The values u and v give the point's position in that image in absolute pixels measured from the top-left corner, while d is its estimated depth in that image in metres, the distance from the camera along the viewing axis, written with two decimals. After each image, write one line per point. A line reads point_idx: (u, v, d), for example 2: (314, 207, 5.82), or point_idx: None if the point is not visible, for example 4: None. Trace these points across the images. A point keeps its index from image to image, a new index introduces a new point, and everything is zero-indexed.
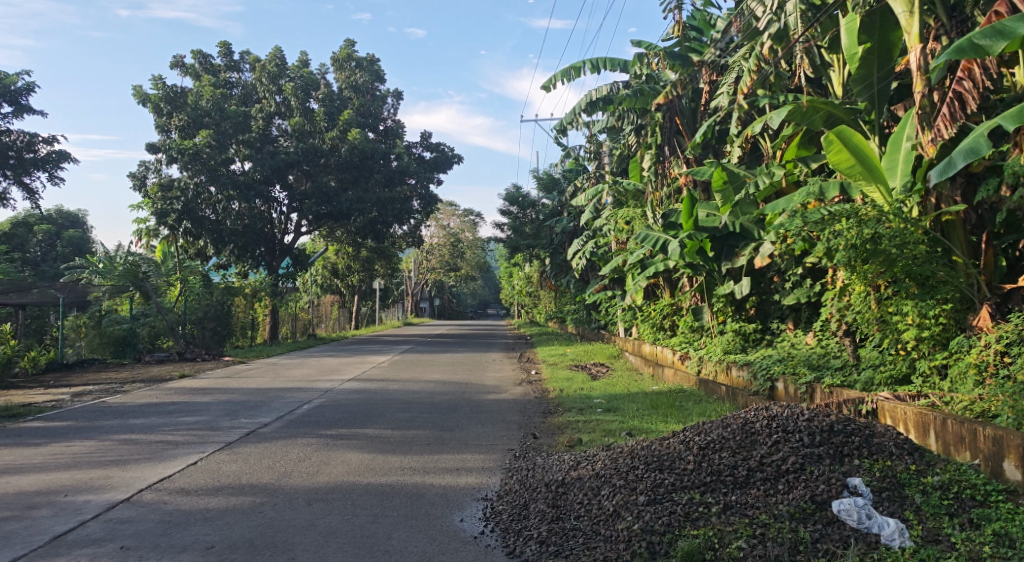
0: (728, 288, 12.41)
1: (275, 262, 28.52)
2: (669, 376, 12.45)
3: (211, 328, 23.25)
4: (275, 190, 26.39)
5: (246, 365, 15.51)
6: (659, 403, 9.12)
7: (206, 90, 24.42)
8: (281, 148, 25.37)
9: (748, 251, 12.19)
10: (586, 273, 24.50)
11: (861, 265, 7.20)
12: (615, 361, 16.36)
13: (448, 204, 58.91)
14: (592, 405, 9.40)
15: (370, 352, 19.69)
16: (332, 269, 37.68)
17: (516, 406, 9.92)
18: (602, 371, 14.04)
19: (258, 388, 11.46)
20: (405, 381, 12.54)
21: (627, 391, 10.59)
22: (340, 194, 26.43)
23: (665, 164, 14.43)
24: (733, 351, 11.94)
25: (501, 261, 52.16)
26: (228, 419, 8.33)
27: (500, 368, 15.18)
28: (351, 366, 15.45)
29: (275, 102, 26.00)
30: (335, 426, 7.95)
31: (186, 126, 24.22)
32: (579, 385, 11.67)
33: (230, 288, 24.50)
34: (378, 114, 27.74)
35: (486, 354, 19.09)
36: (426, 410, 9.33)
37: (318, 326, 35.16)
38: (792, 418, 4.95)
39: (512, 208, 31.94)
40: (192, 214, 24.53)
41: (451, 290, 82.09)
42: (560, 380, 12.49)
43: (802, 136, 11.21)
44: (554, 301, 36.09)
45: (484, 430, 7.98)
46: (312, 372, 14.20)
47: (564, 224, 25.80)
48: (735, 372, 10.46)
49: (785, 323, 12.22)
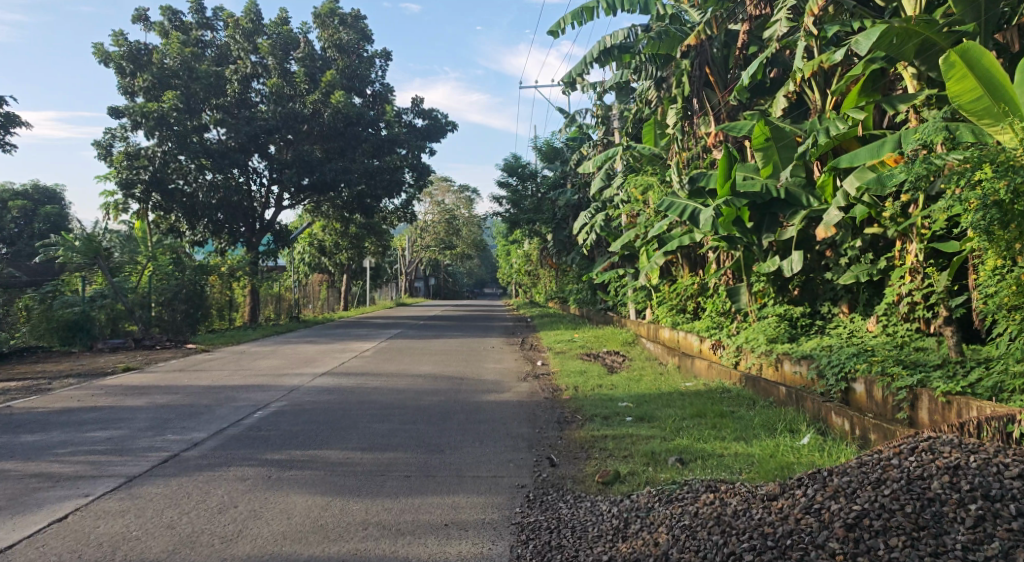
0: (771, 265, 10.47)
1: (256, 239, 26.49)
2: (702, 369, 10.49)
3: (181, 310, 21.33)
4: (254, 159, 24.33)
5: (209, 354, 13.55)
6: (707, 410, 7.22)
7: (173, 48, 22.28)
8: (259, 114, 23.31)
9: (796, 220, 10.27)
10: (593, 250, 22.56)
11: (999, 233, 5.27)
12: (629, 348, 14.45)
13: (443, 179, 56.89)
14: (620, 410, 7.51)
15: (356, 338, 17.75)
16: (319, 246, 35.66)
17: (523, 410, 8.00)
18: (619, 362, 12.15)
19: (210, 386, 9.47)
20: (390, 376, 10.57)
21: (658, 391, 8.66)
22: (324, 163, 24.37)
23: (693, 121, 12.55)
24: (779, 341, 10.01)
25: (498, 238, 50.22)
26: (146, 436, 6.33)
27: (501, 357, 13.25)
28: (330, 355, 13.50)
29: (251, 64, 23.87)
30: (286, 447, 5.99)
31: (151, 88, 22.04)
32: (598, 381, 9.80)
33: (204, 267, 22.56)
34: (366, 77, 25.54)
35: (483, 340, 17.13)
36: (409, 419, 7.37)
37: (304, 307, 33.19)
38: (988, 476, 3.42)
39: (510, 179, 29.92)
40: (161, 186, 22.64)
41: (446, 268, 80.23)
42: (572, 374, 10.58)
43: (866, 80, 9.45)
44: (555, 280, 34.15)
45: (484, 451, 6.04)
46: (282, 363, 12.24)
47: (568, 196, 23.82)
48: (790, 368, 8.56)
49: (839, 306, 10.26)
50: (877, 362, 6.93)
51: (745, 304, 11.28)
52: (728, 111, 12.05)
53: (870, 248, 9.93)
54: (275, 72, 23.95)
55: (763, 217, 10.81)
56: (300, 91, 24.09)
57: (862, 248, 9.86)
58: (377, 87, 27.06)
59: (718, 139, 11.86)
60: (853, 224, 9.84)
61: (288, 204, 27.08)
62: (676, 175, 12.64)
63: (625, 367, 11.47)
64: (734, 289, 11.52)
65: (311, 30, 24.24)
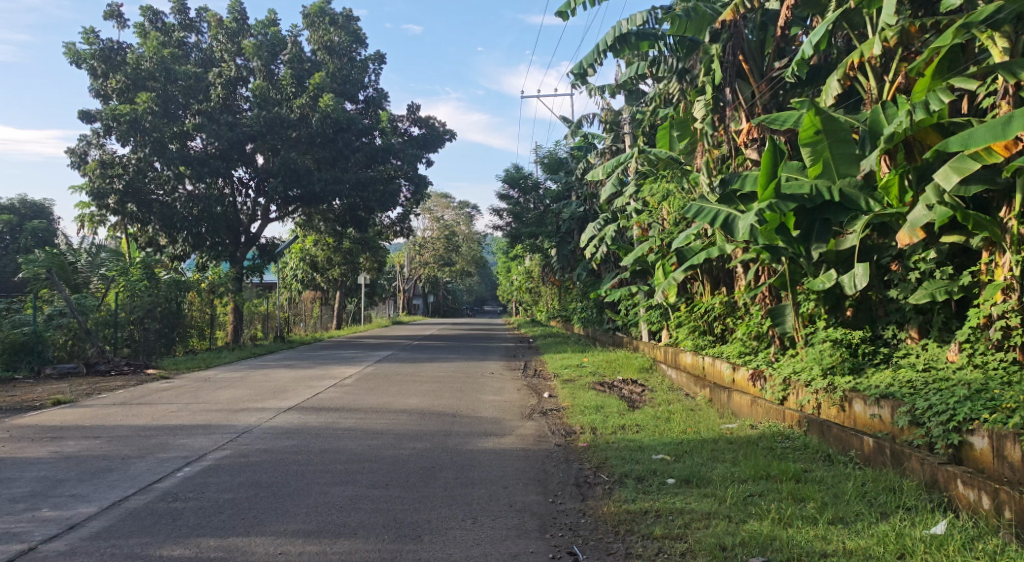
0: (826, 282, 8.75)
1: (241, 254, 24.83)
2: (742, 406, 8.72)
3: (154, 330, 19.62)
4: (238, 168, 22.75)
5: (166, 383, 11.78)
6: (774, 470, 5.47)
7: (149, 46, 20.66)
8: (242, 120, 21.68)
9: (857, 227, 8.59)
10: (602, 265, 20.87)
11: None
12: (648, 375, 12.70)
13: (442, 196, 55.18)
14: (657, 468, 5.76)
15: (341, 361, 16.00)
16: (310, 262, 33.95)
17: (529, 465, 6.23)
18: (640, 394, 10.42)
19: (145, 427, 7.71)
20: (369, 413, 8.80)
21: (698, 438, 6.92)
22: (312, 173, 22.73)
23: (725, 117, 10.71)
24: (837, 372, 8.24)
25: (499, 254, 48.51)
26: (9, 515, 4.61)
27: (502, 387, 11.47)
28: (306, 384, 11.74)
29: (235, 67, 22.31)
30: (198, 537, 4.27)
31: (125, 89, 20.42)
32: (621, 421, 8.07)
33: (181, 283, 20.89)
34: (358, 80, 23.94)
35: (482, 365, 15.35)
36: (381, 481, 5.60)
37: (295, 326, 31.44)
38: None
39: (512, 192, 28.28)
40: (137, 195, 21.22)
41: (447, 286, 78.53)
42: (587, 411, 8.83)
43: (941, 60, 7.97)
44: (558, 298, 32.45)
45: (480, 540, 4.31)
46: (246, 393, 10.47)
47: (573, 208, 22.14)
48: (862, 410, 6.82)
49: (906, 330, 8.49)
50: (1000, 409, 5.21)
51: (791, 327, 9.52)
52: (765, 103, 10.30)
53: (947, 260, 8.22)
54: (260, 73, 22.35)
55: (813, 224, 9.14)
56: (286, 95, 22.44)
57: (938, 261, 8.16)
58: (371, 93, 25.42)
59: (755, 136, 10.28)
60: (928, 231, 8.15)
61: (276, 217, 25.42)
62: (705, 173, 10.92)
63: (648, 402, 9.71)
64: (777, 310, 9.74)
65: (300, 30, 22.66)
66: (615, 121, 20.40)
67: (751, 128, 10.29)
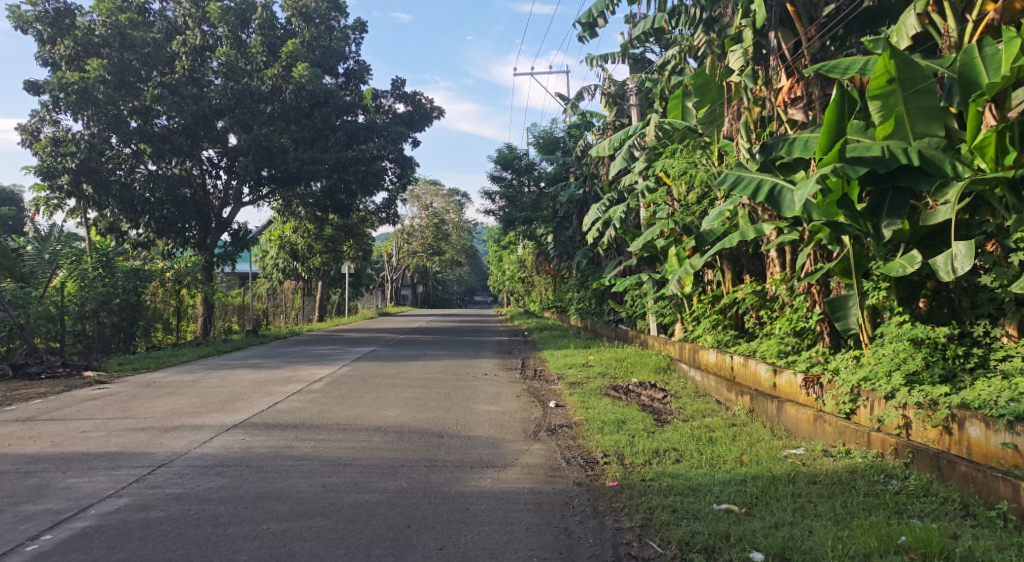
0: (906, 265, 6.97)
1: (211, 240, 22.95)
2: (802, 422, 6.95)
3: (110, 324, 17.84)
4: (207, 148, 20.87)
5: (99, 389, 9.88)
6: (903, 536, 3.77)
7: (102, 9, 18.63)
8: (209, 93, 19.77)
9: (948, 196, 6.84)
10: (604, 252, 19.14)
11: None
12: (666, 376, 10.97)
13: (431, 183, 53.27)
14: (729, 530, 4.03)
15: (316, 359, 14.15)
16: (291, 251, 32.00)
17: (543, 520, 4.48)
18: (665, 405, 8.70)
19: (33, 456, 5.87)
20: (334, 433, 6.98)
21: (765, 473, 5.20)
22: (287, 152, 20.91)
23: (769, 67, 9.03)
24: (923, 381, 6.49)
25: (490, 242, 46.73)
26: None
27: (498, 393, 9.70)
28: (266, 390, 9.90)
29: (201, 34, 20.36)
30: None
31: (75, 56, 18.38)
32: (654, 445, 6.33)
33: (142, 272, 19.04)
34: (337, 51, 22.00)
35: (475, 363, 13.58)
36: (333, 556, 3.84)
37: (275, 318, 29.57)
38: None
39: (506, 173, 26.58)
40: (92, 175, 19.20)
41: (436, 276, 76.74)
42: (608, 428, 7.09)
43: None
44: (553, 288, 30.74)
45: None
46: (188, 403, 8.61)
47: (572, 189, 20.38)
48: (985, 436, 5.11)
49: (1003, 326, 6.74)
50: None
51: (856, 322, 7.64)
52: (816, 49, 8.61)
53: None
54: (227, 41, 20.40)
55: (884, 195, 7.40)
56: (256, 64, 20.50)
57: None
58: (351, 66, 23.46)
59: (798, 92, 8.68)
60: None
61: (250, 201, 23.54)
62: (742, 138, 9.22)
63: (678, 414, 7.97)
64: (839, 301, 7.83)
65: None
66: (619, 94, 18.60)
67: (794, 82, 8.69)
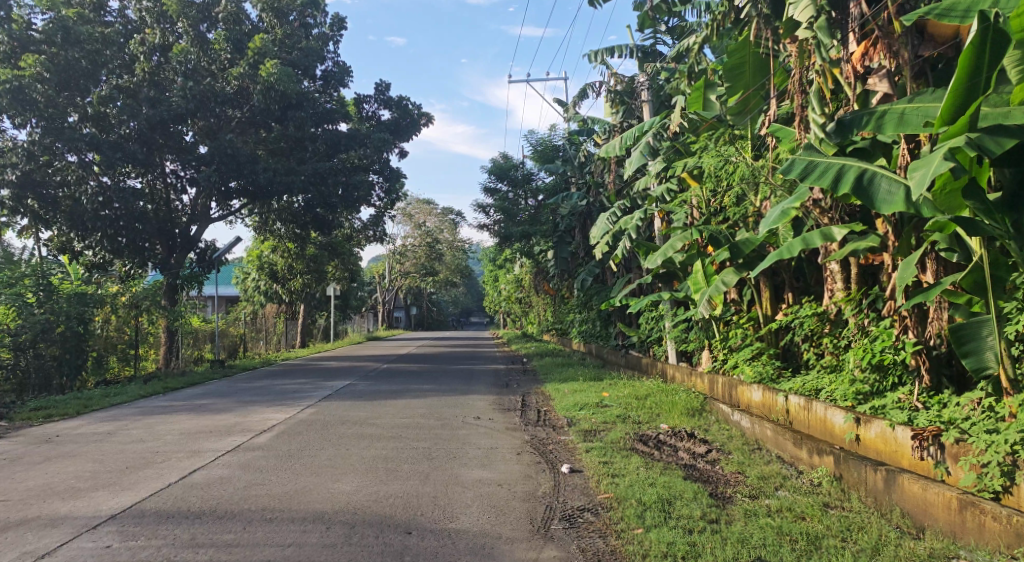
0: None
1: (175, 260, 20.82)
2: (934, 506, 4.80)
3: (51, 355, 15.71)
4: (168, 159, 18.80)
5: None
6: None
7: (43, 2, 16.63)
8: (167, 95, 17.76)
9: None
10: (614, 269, 17.10)
11: None
12: (701, 420, 8.80)
13: (424, 201, 51.10)
14: None
15: (276, 398, 11.92)
16: (271, 272, 29.84)
17: None
18: (715, 468, 6.57)
19: None
20: (252, 527, 4.82)
21: None
22: (256, 162, 18.84)
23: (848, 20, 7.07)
24: None
25: (485, 260, 44.61)
26: None
27: (493, 449, 7.53)
28: (194, 447, 7.71)
29: (160, 32, 18.42)
30: None
31: (10, 53, 16.35)
32: (731, 552, 4.20)
33: (92, 297, 16.91)
34: (314, 50, 20.01)
35: (466, 401, 11.42)
36: None
37: (254, 344, 27.32)
38: None
39: (501, 185, 24.63)
40: (38, 189, 17.28)
41: (431, 297, 74.57)
42: (652, 515, 4.96)
43: None
44: (551, 309, 28.68)
45: None
46: (75, 473, 6.41)
47: (574, 200, 18.32)
48: None
49: None
50: None
51: (995, 358, 5.43)
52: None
53: None
54: (188, 38, 18.49)
55: None
56: (220, 62, 18.67)
57: None
58: (330, 68, 21.46)
59: (878, 56, 6.91)
60: None
61: (220, 216, 21.44)
62: (811, 110, 7.11)
63: (741, 487, 5.81)
64: (969, 328, 5.55)
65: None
66: (627, 92, 16.61)
67: (869, 46, 7.02)
